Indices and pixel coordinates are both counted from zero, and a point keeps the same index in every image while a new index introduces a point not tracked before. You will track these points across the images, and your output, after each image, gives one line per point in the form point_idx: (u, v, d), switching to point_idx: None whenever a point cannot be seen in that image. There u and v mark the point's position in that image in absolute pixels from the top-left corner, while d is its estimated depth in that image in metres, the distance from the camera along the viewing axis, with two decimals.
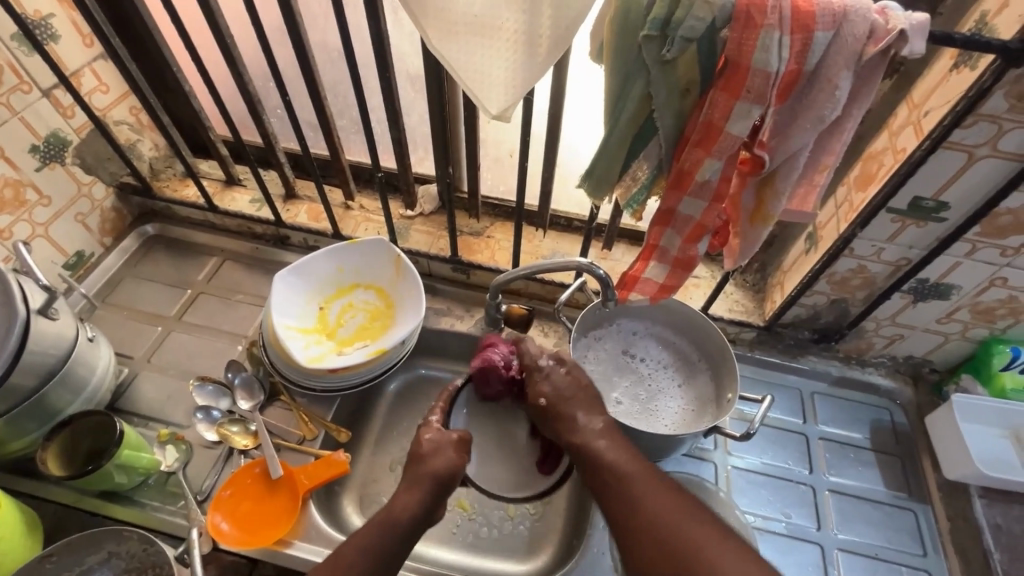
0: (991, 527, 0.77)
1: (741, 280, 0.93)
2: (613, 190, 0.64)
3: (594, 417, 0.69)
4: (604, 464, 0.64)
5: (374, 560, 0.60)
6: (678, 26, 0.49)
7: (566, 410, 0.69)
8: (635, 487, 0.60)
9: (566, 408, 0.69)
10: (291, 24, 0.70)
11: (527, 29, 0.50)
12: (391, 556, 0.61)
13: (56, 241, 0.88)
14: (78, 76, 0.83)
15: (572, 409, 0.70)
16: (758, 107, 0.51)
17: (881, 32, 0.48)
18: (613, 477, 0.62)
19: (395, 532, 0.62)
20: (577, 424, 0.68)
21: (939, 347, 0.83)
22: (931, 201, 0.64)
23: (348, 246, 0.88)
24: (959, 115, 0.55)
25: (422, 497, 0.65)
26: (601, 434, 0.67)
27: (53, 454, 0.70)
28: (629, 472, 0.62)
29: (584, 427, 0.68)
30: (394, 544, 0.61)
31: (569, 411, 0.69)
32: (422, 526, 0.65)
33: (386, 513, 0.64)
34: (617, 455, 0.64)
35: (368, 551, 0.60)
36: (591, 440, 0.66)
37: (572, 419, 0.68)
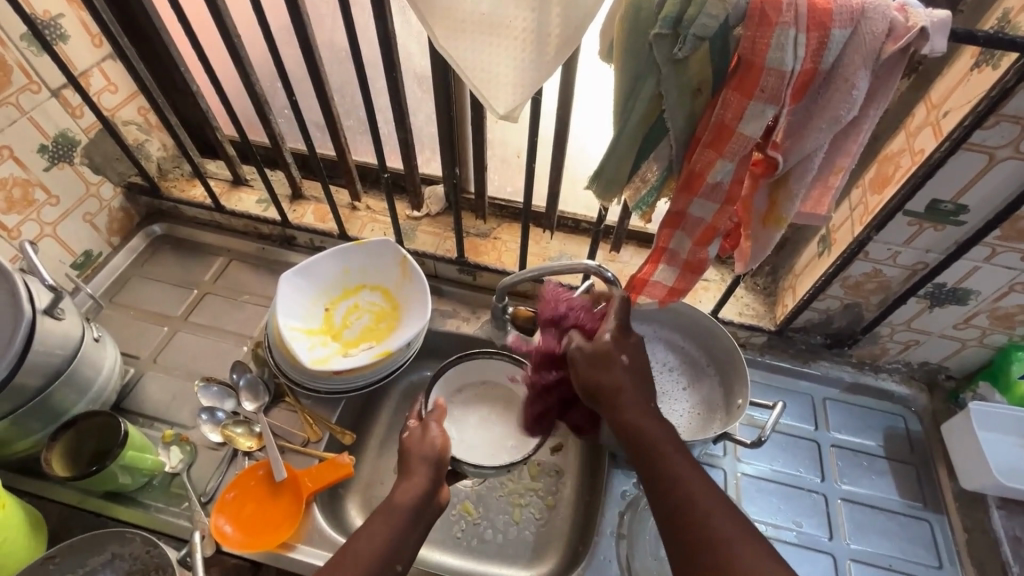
0: (1010, 539, 0.75)
1: (752, 283, 0.92)
2: (622, 191, 0.63)
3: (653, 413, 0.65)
4: (671, 475, 0.59)
5: (387, 548, 0.59)
6: (691, 24, 0.48)
7: (630, 401, 0.65)
8: (704, 509, 0.56)
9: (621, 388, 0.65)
10: (298, 22, 0.70)
11: (536, 27, 0.49)
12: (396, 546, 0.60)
13: (63, 241, 0.88)
14: (86, 76, 0.83)
15: (627, 380, 0.66)
16: (772, 107, 0.50)
17: (901, 30, 0.46)
18: (681, 492, 0.57)
19: (399, 519, 0.61)
20: (638, 417, 0.64)
21: (955, 354, 0.81)
22: (948, 204, 0.62)
23: (354, 247, 0.88)
24: (981, 115, 0.53)
25: (421, 481, 0.64)
26: (663, 436, 0.62)
27: (57, 453, 0.70)
28: (698, 490, 0.57)
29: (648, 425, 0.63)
30: (401, 532, 0.60)
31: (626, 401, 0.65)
32: (425, 511, 0.63)
33: (385, 503, 0.62)
34: (682, 469, 0.59)
35: (376, 537, 0.59)
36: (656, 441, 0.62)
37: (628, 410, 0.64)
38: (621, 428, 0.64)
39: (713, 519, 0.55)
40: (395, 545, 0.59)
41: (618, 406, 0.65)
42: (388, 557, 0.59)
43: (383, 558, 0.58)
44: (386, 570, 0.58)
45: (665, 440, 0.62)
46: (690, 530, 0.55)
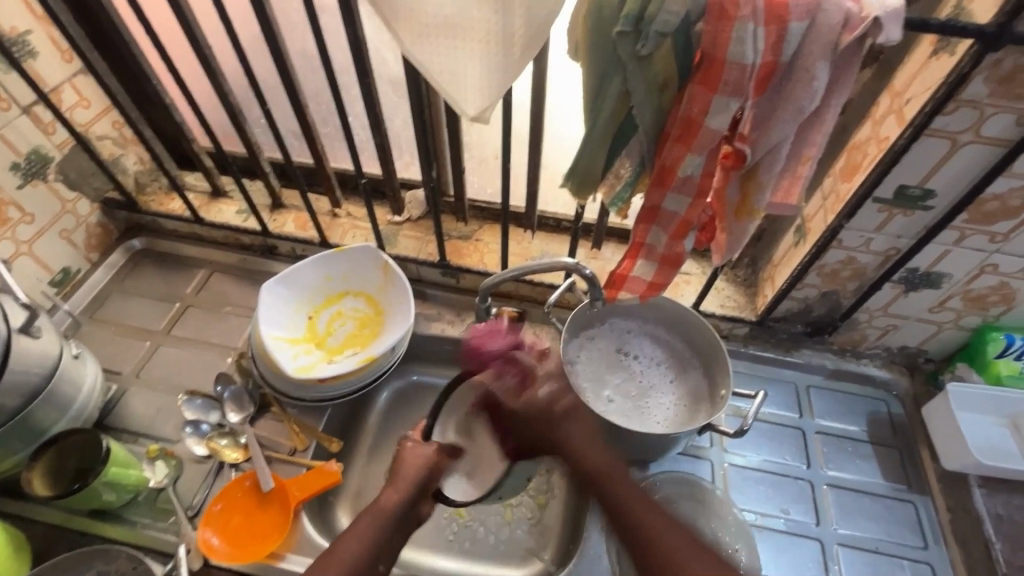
0: (991, 516, 0.77)
1: (732, 275, 0.93)
2: (597, 188, 0.63)
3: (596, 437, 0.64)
4: (616, 500, 0.57)
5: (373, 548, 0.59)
6: (651, 21, 0.48)
7: (574, 427, 0.65)
8: (656, 534, 0.54)
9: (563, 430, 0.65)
10: (268, 32, 0.70)
11: (500, 29, 0.50)
12: (379, 549, 0.59)
13: (41, 258, 0.87)
14: (57, 92, 0.82)
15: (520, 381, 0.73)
16: (736, 101, 0.51)
17: (856, 20, 0.47)
18: (630, 518, 0.56)
19: (385, 524, 0.61)
20: (586, 452, 0.62)
21: (933, 337, 0.83)
22: (916, 189, 0.64)
23: (334, 254, 0.87)
24: (940, 102, 0.54)
25: (408, 488, 0.64)
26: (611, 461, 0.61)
27: (39, 475, 0.69)
28: (651, 514, 0.56)
29: (587, 452, 0.62)
30: (383, 534, 0.60)
31: (566, 431, 0.65)
32: (408, 514, 0.63)
33: (374, 504, 0.62)
34: (632, 491, 0.58)
35: (361, 536, 0.59)
36: (604, 466, 0.61)
37: (573, 445, 0.63)
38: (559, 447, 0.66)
39: (665, 545, 0.53)
40: (377, 549, 0.59)
41: (560, 438, 0.65)
42: (370, 557, 0.58)
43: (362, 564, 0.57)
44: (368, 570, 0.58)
45: (612, 466, 0.61)
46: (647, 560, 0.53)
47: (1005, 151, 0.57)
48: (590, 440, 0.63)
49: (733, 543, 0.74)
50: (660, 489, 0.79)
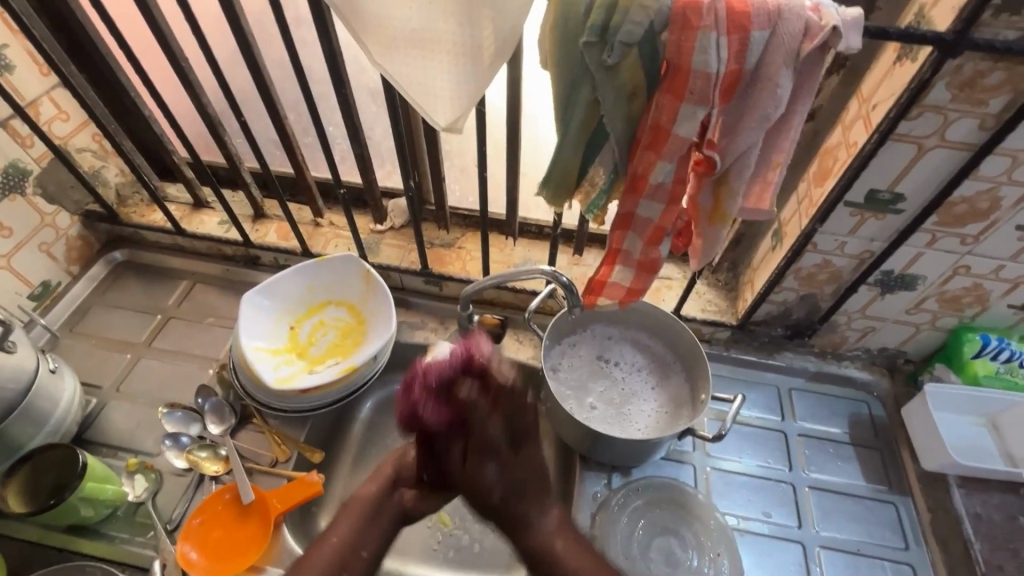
0: (971, 516, 0.77)
1: (713, 279, 0.93)
2: (572, 196, 0.64)
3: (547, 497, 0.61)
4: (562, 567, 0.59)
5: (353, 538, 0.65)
6: (616, 31, 0.49)
7: (522, 500, 0.59)
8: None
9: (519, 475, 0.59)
10: (243, 44, 0.70)
11: (467, 41, 0.50)
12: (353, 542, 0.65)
13: (20, 272, 0.87)
14: (35, 105, 0.82)
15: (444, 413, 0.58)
16: (702, 109, 0.52)
17: (816, 29, 0.48)
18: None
19: (361, 513, 0.67)
20: (540, 530, 0.60)
21: (911, 338, 0.83)
22: (886, 193, 0.64)
23: (316, 264, 0.87)
24: (904, 107, 0.55)
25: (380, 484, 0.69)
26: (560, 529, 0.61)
27: (14, 491, 0.69)
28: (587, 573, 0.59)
29: (540, 527, 0.60)
30: (360, 526, 0.66)
31: (522, 513, 0.59)
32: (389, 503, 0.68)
33: (355, 499, 0.69)
34: (578, 557, 0.59)
35: (339, 529, 0.66)
36: (551, 542, 0.60)
37: (529, 522, 0.60)
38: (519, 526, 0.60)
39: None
40: (351, 545, 0.65)
41: (518, 522, 0.60)
42: (353, 546, 0.65)
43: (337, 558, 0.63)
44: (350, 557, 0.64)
45: (565, 541, 0.60)
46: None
47: (971, 154, 0.58)
48: (544, 509, 0.61)
49: (714, 547, 0.75)
50: (643, 495, 0.79)
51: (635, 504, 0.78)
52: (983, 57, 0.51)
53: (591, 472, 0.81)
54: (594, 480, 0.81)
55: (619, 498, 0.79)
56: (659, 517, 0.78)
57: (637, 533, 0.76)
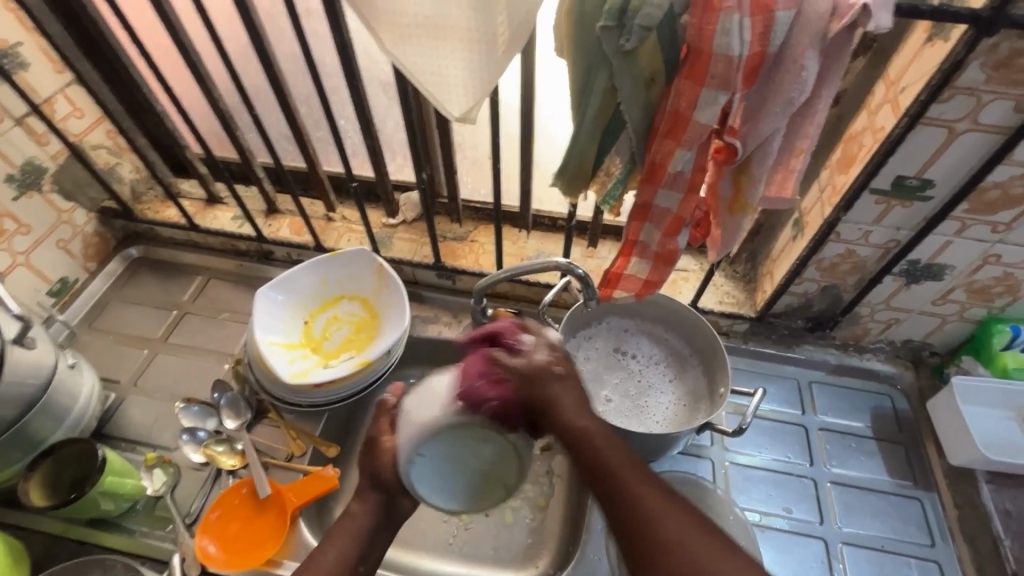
0: (1000, 513, 0.75)
1: (731, 270, 0.91)
2: (588, 186, 0.63)
3: (588, 404, 0.56)
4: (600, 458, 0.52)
5: (347, 561, 0.55)
6: (635, 15, 0.48)
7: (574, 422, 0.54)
8: (665, 525, 0.48)
9: (553, 393, 0.55)
10: (255, 37, 0.69)
11: (481, 27, 0.49)
12: (363, 557, 0.56)
13: (38, 269, 0.87)
14: (51, 102, 0.82)
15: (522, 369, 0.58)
16: (724, 94, 0.50)
17: (845, 8, 0.46)
18: (625, 505, 0.49)
19: (360, 528, 0.56)
20: (572, 413, 0.55)
21: (937, 329, 0.81)
22: (914, 179, 0.62)
23: (330, 258, 0.87)
24: (935, 89, 0.52)
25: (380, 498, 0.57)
26: (599, 425, 0.55)
27: (36, 485, 0.70)
28: (631, 480, 0.51)
29: (576, 416, 0.55)
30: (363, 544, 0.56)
31: (555, 399, 0.55)
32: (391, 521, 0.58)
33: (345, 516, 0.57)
34: (616, 455, 0.52)
35: (329, 548, 0.55)
36: (586, 429, 0.54)
37: (562, 407, 0.55)
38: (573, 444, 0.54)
39: (648, 509, 0.49)
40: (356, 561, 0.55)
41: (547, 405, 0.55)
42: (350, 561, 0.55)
43: (344, 574, 0.54)
44: None
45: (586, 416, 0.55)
46: (626, 516, 0.49)
47: (1005, 138, 0.56)
48: (578, 399, 0.56)
49: None
50: None
51: None
52: (1020, 35, 0.49)
53: None
54: None
55: None
56: None
57: None
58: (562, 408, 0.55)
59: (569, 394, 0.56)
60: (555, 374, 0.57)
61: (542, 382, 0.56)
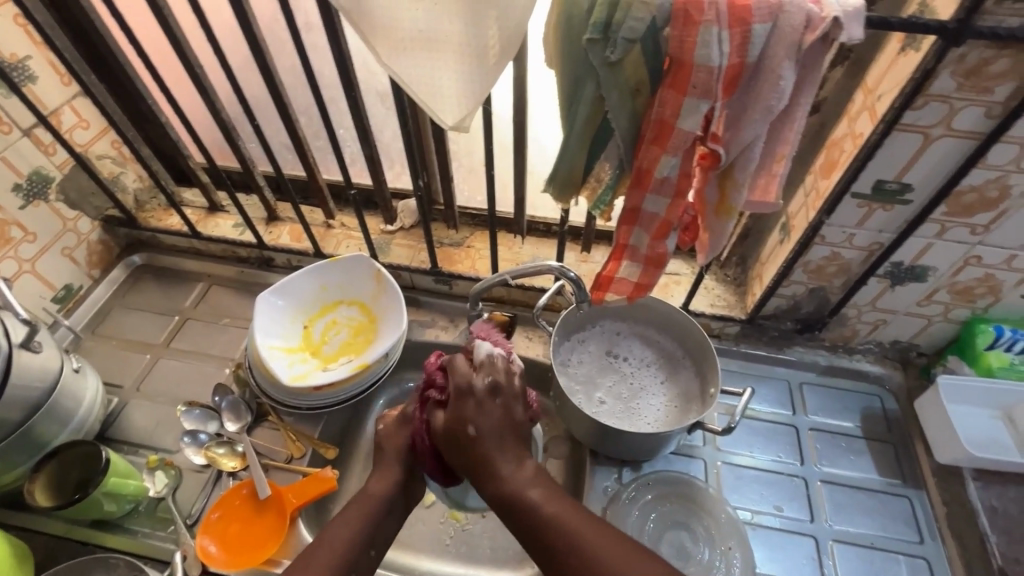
0: (987, 509, 0.76)
1: (722, 274, 0.93)
2: (579, 192, 0.65)
3: (519, 457, 0.59)
4: (532, 516, 0.54)
5: (360, 529, 0.59)
6: (619, 28, 0.50)
7: (502, 484, 0.56)
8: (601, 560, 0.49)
9: (483, 452, 0.57)
10: (256, 50, 0.71)
11: (471, 40, 0.51)
12: (375, 533, 0.60)
13: (43, 276, 0.89)
14: (57, 114, 0.84)
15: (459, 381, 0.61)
16: (706, 102, 0.52)
17: (817, 20, 0.48)
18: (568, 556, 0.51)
19: (373, 505, 0.61)
20: (503, 469, 0.57)
21: (923, 330, 0.83)
22: (894, 183, 0.64)
23: (329, 264, 0.89)
24: (909, 96, 0.55)
25: (397, 471, 0.64)
26: (529, 478, 0.57)
27: (40, 486, 0.71)
28: (565, 524, 0.53)
29: (513, 474, 0.57)
30: (376, 520, 0.60)
31: (487, 455, 0.58)
32: (399, 501, 0.63)
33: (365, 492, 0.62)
34: (548, 506, 0.54)
35: (348, 523, 0.59)
36: (523, 489, 0.56)
37: (496, 464, 0.57)
38: (506, 505, 0.56)
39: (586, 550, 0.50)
40: (369, 535, 0.59)
41: (481, 463, 0.57)
42: (363, 542, 0.58)
43: (357, 541, 0.58)
44: (361, 554, 0.58)
45: (512, 472, 0.57)
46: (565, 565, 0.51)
47: (978, 143, 0.58)
48: (509, 453, 0.58)
49: (725, 540, 0.75)
50: (654, 488, 0.79)
51: (645, 498, 0.79)
52: (988, 45, 0.51)
53: (601, 468, 0.81)
54: (605, 475, 0.81)
55: (629, 492, 0.79)
56: (671, 511, 0.78)
57: (650, 526, 0.76)
58: (492, 466, 0.57)
59: (501, 456, 0.58)
60: (489, 429, 0.58)
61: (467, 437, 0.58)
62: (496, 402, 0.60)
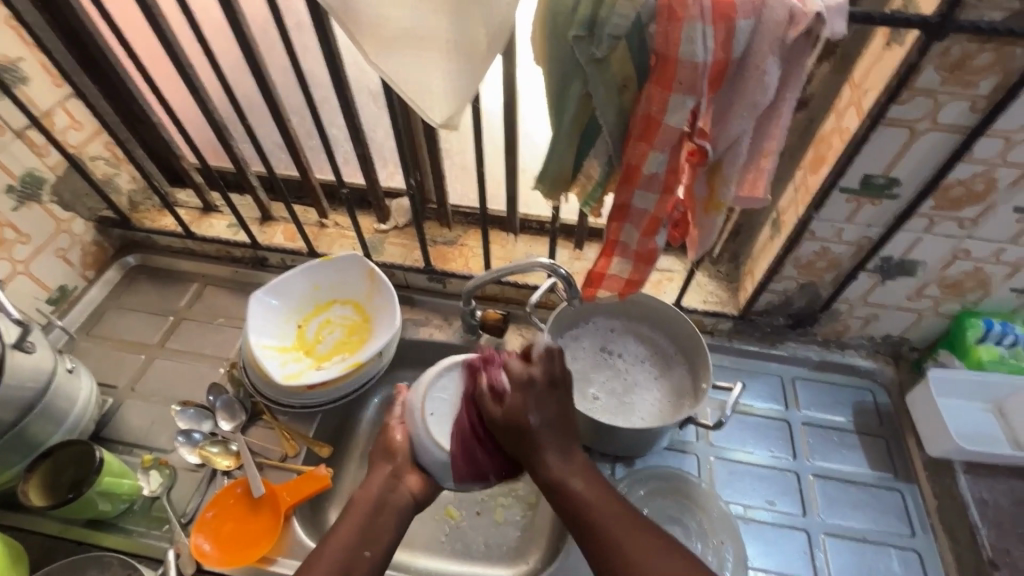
0: (977, 502, 0.77)
1: (714, 270, 0.93)
2: (569, 189, 0.65)
3: (568, 449, 0.64)
4: (577, 501, 0.60)
5: (353, 533, 0.61)
6: (604, 25, 0.50)
7: (547, 470, 0.61)
8: (634, 553, 0.57)
9: (539, 442, 0.61)
10: (247, 50, 0.72)
11: (458, 37, 0.51)
12: (372, 534, 0.62)
13: (37, 277, 0.89)
14: (50, 115, 0.85)
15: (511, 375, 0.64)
16: (692, 98, 0.52)
17: (800, 16, 0.49)
18: (606, 543, 0.58)
19: (364, 510, 0.64)
20: (551, 461, 0.61)
21: (914, 325, 0.83)
22: (881, 178, 0.65)
23: (322, 264, 0.89)
24: (894, 91, 0.55)
25: (383, 474, 0.66)
26: (575, 467, 0.62)
27: (34, 486, 0.72)
28: (606, 513, 0.59)
29: (560, 464, 0.62)
30: (367, 522, 0.63)
31: (540, 444, 0.61)
32: (392, 497, 0.65)
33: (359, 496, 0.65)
34: (592, 494, 0.60)
35: (344, 527, 0.62)
36: (568, 479, 0.61)
37: (547, 455, 0.61)
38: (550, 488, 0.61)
39: (623, 540, 0.57)
40: (361, 532, 0.62)
41: (531, 450, 0.61)
42: (356, 543, 0.61)
43: (349, 544, 0.60)
44: (355, 555, 0.60)
45: (560, 462, 0.62)
46: (600, 547, 0.58)
47: (963, 137, 0.58)
48: (560, 448, 0.62)
49: (717, 535, 0.75)
50: (646, 484, 0.80)
51: (637, 494, 0.79)
52: (970, 39, 0.51)
53: (595, 464, 0.81)
54: (598, 471, 0.81)
55: (622, 488, 0.79)
56: (664, 506, 0.78)
57: None
58: (544, 453, 0.61)
59: (551, 445, 0.62)
60: (545, 421, 0.62)
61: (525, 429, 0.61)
62: (554, 395, 0.63)
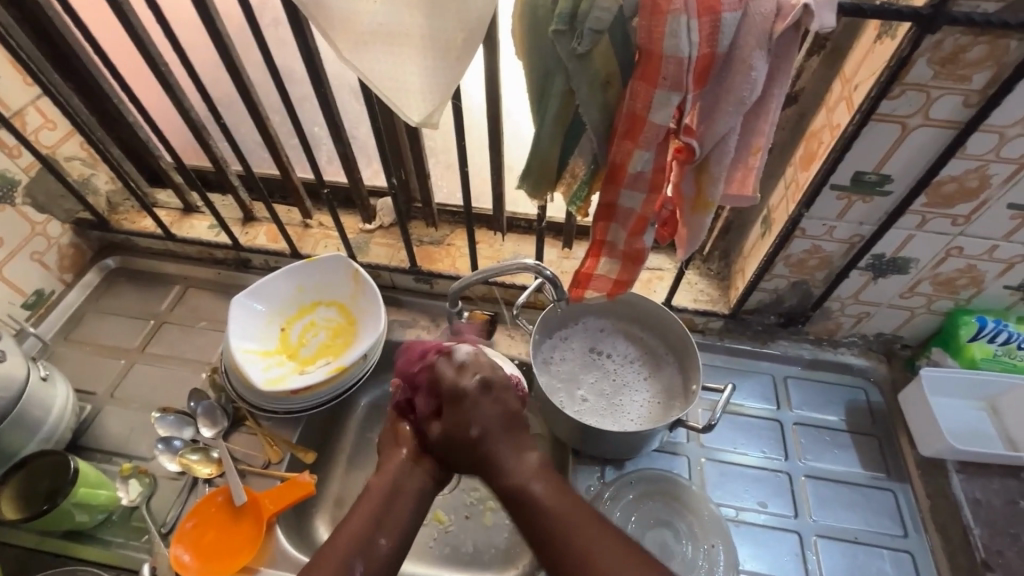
0: (970, 501, 0.76)
1: (705, 268, 0.92)
2: (554, 188, 0.63)
3: (523, 449, 0.63)
4: (538, 511, 0.57)
5: (367, 518, 0.59)
6: (585, 18, 0.48)
7: (506, 482, 0.60)
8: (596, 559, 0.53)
9: (487, 449, 0.62)
10: (221, 45, 0.69)
11: (434, 33, 0.49)
12: (385, 517, 0.60)
13: (12, 282, 0.87)
14: (21, 115, 0.82)
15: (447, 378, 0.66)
16: (677, 95, 0.50)
17: (788, 8, 0.47)
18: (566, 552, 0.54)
19: (376, 497, 0.61)
20: (507, 467, 0.61)
21: (906, 322, 0.82)
22: (872, 174, 0.63)
23: (305, 265, 0.88)
24: (885, 86, 0.53)
25: (396, 464, 0.64)
26: (531, 471, 0.60)
27: (8, 499, 0.70)
28: (570, 519, 0.56)
29: (515, 467, 0.60)
30: (382, 504, 0.61)
31: (490, 453, 0.62)
32: (405, 483, 0.63)
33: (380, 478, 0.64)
34: (554, 497, 0.58)
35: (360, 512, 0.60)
36: (526, 483, 0.59)
37: (499, 461, 0.61)
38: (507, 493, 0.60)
39: (577, 542, 0.54)
40: (378, 516, 0.60)
41: (485, 463, 0.62)
42: (369, 530, 0.59)
43: (364, 528, 0.58)
44: (371, 539, 0.58)
45: (521, 469, 0.60)
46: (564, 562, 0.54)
47: (956, 132, 0.57)
48: (515, 449, 0.62)
49: (709, 538, 0.74)
50: (636, 487, 0.78)
51: (627, 497, 0.78)
52: (964, 32, 0.50)
53: (584, 467, 0.80)
54: (587, 474, 0.80)
55: (612, 491, 0.78)
56: (654, 509, 0.77)
57: (632, 525, 0.76)
58: (501, 467, 0.61)
59: (506, 452, 0.62)
60: (490, 428, 0.63)
61: (473, 444, 0.62)
62: (489, 397, 0.64)
